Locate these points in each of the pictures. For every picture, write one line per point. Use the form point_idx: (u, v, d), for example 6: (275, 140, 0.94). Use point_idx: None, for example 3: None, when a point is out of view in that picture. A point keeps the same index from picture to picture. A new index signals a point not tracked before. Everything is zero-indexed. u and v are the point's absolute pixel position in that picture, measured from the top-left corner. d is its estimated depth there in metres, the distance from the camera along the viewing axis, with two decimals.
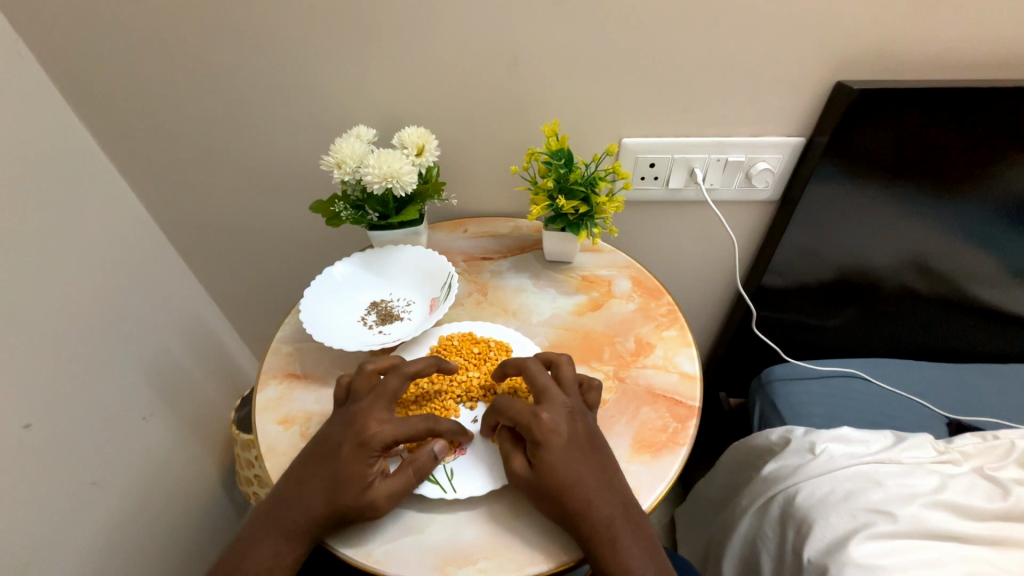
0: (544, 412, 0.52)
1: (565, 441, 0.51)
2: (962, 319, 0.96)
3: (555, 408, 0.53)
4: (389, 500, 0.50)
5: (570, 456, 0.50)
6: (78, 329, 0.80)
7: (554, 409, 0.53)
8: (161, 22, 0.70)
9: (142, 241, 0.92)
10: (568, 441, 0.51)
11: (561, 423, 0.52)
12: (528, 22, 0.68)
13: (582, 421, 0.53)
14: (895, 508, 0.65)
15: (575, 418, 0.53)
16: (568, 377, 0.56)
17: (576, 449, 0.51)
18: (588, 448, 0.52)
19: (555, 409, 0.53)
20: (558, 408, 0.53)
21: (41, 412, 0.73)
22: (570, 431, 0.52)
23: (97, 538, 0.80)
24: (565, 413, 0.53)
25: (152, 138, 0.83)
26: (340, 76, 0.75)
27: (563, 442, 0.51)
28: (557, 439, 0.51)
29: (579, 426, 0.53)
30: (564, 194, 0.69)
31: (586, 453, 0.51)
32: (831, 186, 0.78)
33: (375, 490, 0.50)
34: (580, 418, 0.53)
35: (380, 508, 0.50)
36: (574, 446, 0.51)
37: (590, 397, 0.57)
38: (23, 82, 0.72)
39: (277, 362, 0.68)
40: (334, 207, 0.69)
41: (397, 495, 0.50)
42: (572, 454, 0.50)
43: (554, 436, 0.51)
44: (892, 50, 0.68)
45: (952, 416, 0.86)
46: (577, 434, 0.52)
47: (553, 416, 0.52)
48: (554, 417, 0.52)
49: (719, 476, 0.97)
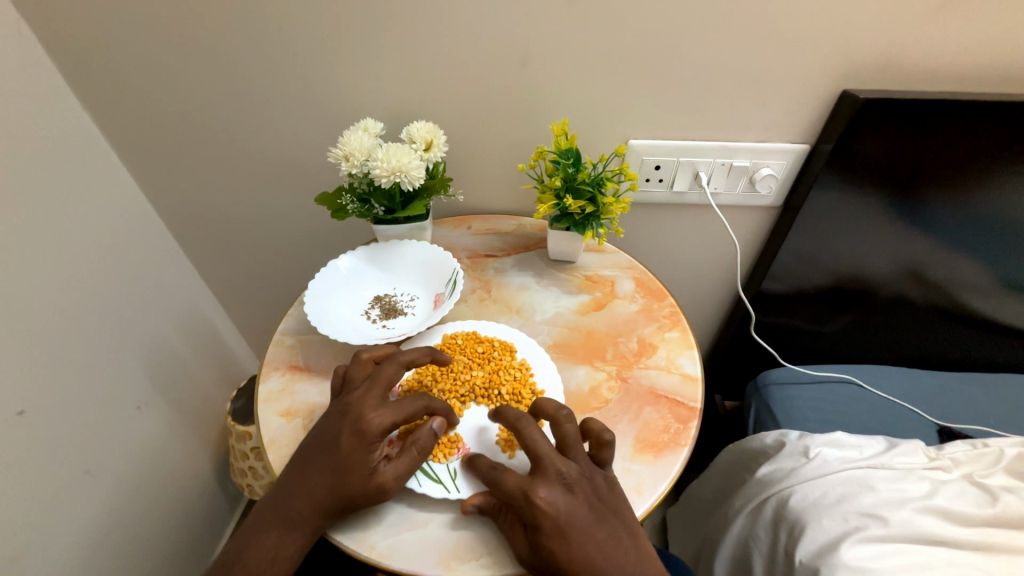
0: (538, 491, 0.48)
1: (563, 524, 0.47)
2: (956, 328, 0.98)
3: (551, 483, 0.48)
4: (396, 481, 0.50)
5: (572, 535, 0.47)
6: (74, 316, 0.79)
7: (550, 485, 0.48)
8: (165, 9, 0.69)
9: (140, 229, 0.91)
10: (568, 519, 0.47)
11: (559, 500, 0.48)
12: (538, 19, 0.68)
13: (584, 492, 0.49)
14: (886, 512, 0.67)
15: (576, 490, 0.49)
16: (569, 437, 0.51)
17: (578, 528, 0.47)
18: (595, 520, 0.48)
19: (551, 484, 0.48)
20: (555, 482, 0.48)
21: (36, 399, 0.72)
22: (569, 507, 0.48)
23: (87, 527, 0.80)
24: (563, 486, 0.48)
25: (156, 127, 0.82)
26: (348, 68, 0.75)
27: (563, 523, 0.47)
28: (555, 520, 0.47)
29: (579, 500, 0.48)
30: (572, 193, 0.69)
31: (592, 528, 0.48)
32: (833, 194, 0.79)
33: (379, 475, 0.50)
34: (580, 488, 0.49)
35: (388, 490, 0.50)
36: (576, 523, 0.47)
37: (601, 454, 0.52)
38: (24, 64, 0.71)
39: (280, 354, 0.68)
40: (342, 200, 0.69)
41: (405, 475, 0.51)
42: (575, 533, 0.47)
43: (552, 518, 0.47)
44: (898, 61, 0.69)
45: (944, 423, 0.87)
46: (578, 509, 0.48)
47: (550, 495, 0.48)
48: (552, 495, 0.48)
49: (713, 477, 0.98)
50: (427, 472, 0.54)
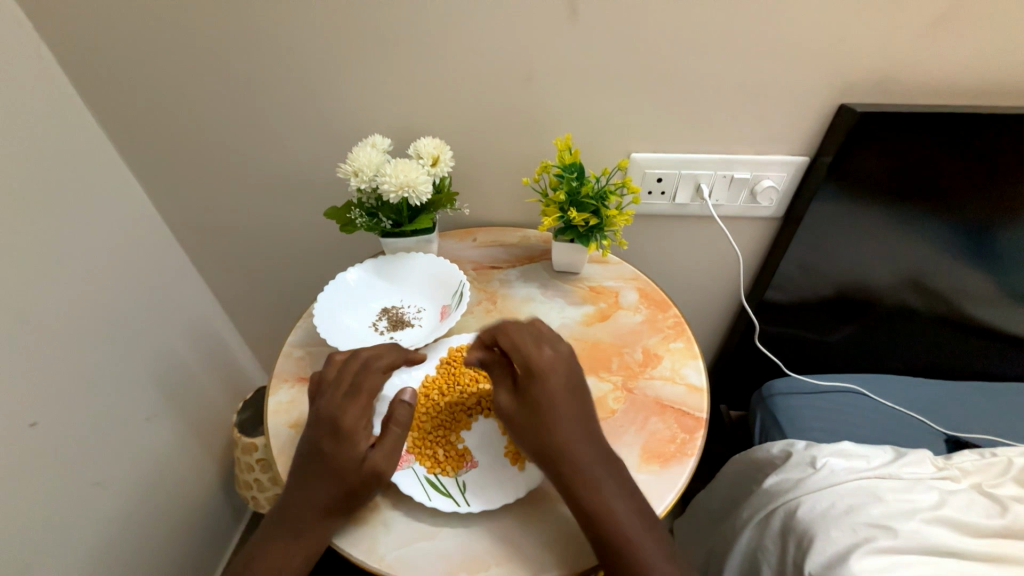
0: (541, 356, 0.55)
1: (554, 389, 0.53)
2: (962, 337, 0.98)
3: (551, 353, 0.55)
4: (388, 460, 0.52)
5: (564, 400, 0.53)
6: (85, 328, 0.80)
7: (550, 354, 0.55)
8: (181, 30, 0.72)
9: (151, 242, 0.92)
10: (564, 386, 0.54)
11: (557, 366, 0.55)
12: (542, 38, 0.70)
13: (574, 368, 0.56)
14: (894, 522, 0.66)
15: (569, 365, 0.56)
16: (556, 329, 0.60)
17: (570, 395, 0.54)
18: (579, 395, 0.54)
19: (552, 355, 0.55)
20: (555, 354, 0.56)
21: (46, 410, 0.73)
22: (565, 375, 0.54)
23: (92, 539, 0.80)
24: (561, 360, 0.55)
25: (169, 143, 0.84)
26: (357, 86, 0.77)
27: (559, 385, 0.53)
28: (555, 382, 0.53)
29: (571, 373, 0.55)
30: (576, 206, 0.70)
31: (576, 401, 0.54)
32: (834, 204, 0.80)
33: (370, 459, 0.52)
34: (571, 364, 0.56)
35: (383, 471, 0.52)
36: (568, 390, 0.54)
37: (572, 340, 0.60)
38: (43, 84, 0.73)
39: (289, 366, 0.68)
40: (351, 214, 0.71)
41: (394, 453, 0.53)
42: (567, 399, 0.53)
43: (550, 380, 0.54)
44: (894, 74, 0.70)
45: (952, 432, 0.87)
46: (570, 379, 0.55)
47: (551, 359, 0.55)
48: (552, 361, 0.55)
49: (720, 488, 0.97)
50: (437, 486, 0.54)
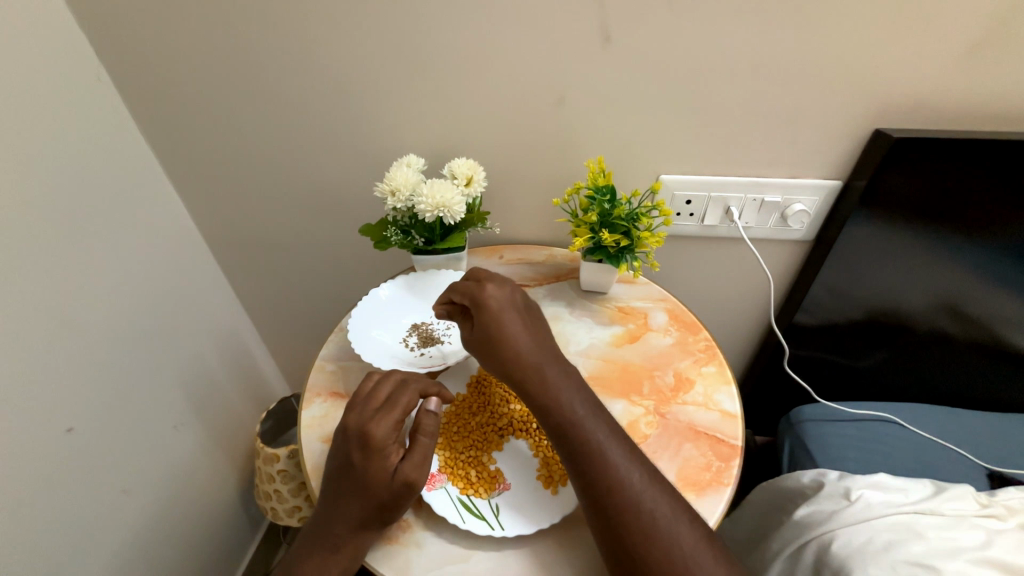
0: (488, 287, 0.60)
1: (498, 311, 0.58)
2: (1003, 366, 0.94)
3: (495, 283, 0.61)
4: (419, 472, 0.52)
5: (508, 319, 0.57)
6: (123, 336, 0.82)
7: (496, 285, 0.61)
8: (229, 54, 0.75)
9: (187, 253, 0.95)
10: (507, 308, 0.58)
11: (499, 292, 0.60)
12: (575, 64, 0.72)
13: (518, 294, 0.61)
14: (937, 562, 0.63)
15: (513, 293, 0.61)
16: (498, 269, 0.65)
17: (514, 315, 0.58)
18: (526, 319, 0.59)
19: (497, 284, 0.61)
20: (499, 283, 0.61)
21: (83, 416, 0.75)
22: (508, 299, 0.59)
23: (118, 546, 0.81)
24: (504, 288, 0.61)
25: (211, 160, 0.87)
26: (393, 108, 0.79)
27: (501, 307, 0.58)
28: (497, 305, 0.58)
29: (517, 299, 0.60)
30: (607, 227, 0.70)
31: (523, 320, 0.58)
32: (868, 229, 0.79)
33: (400, 472, 0.52)
34: (515, 292, 0.61)
35: (414, 484, 0.52)
36: (513, 312, 0.58)
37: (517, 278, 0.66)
38: (98, 103, 0.77)
39: (321, 380, 0.69)
40: (385, 232, 0.72)
41: (424, 464, 0.52)
42: (511, 318, 0.58)
43: (492, 303, 0.58)
44: (931, 101, 0.70)
45: (995, 467, 0.83)
46: (515, 302, 0.60)
47: (493, 287, 0.60)
48: (495, 288, 0.60)
49: (747, 517, 0.94)
50: (470, 508, 0.54)
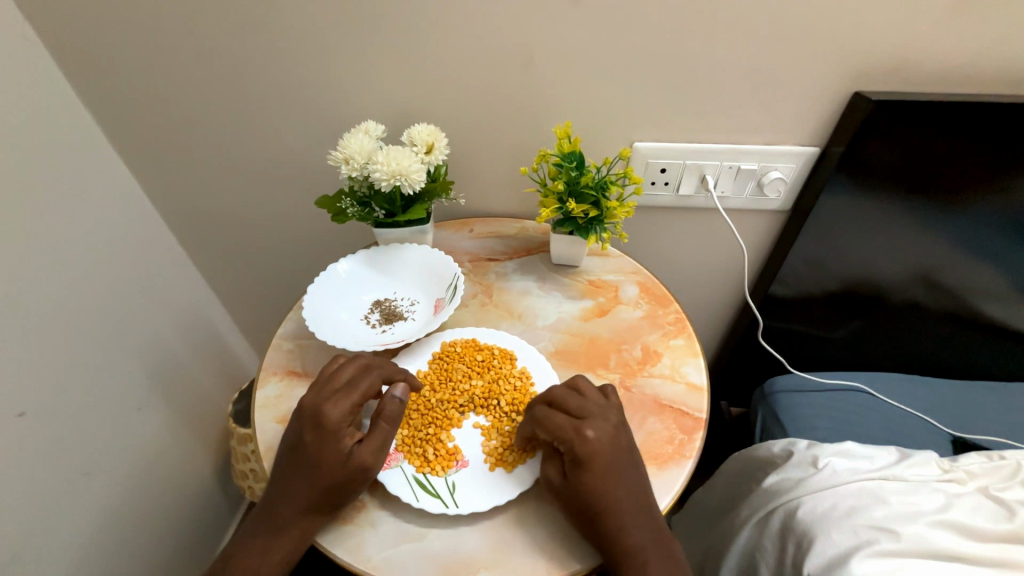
0: (588, 431, 0.51)
1: (599, 462, 0.50)
2: (971, 334, 0.95)
3: (597, 423, 0.51)
4: (373, 456, 0.51)
5: (613, 470, 0.50)
6: (74, 317, 0.79)
7: (598, 426, 0.51)
8: (166, 9, 0.69)
9: (142, 229, 0.90)
10: (612, 456, 0.50)
11: (604, 440, 0.51)
12: (542, 22, 0.67)
13: (623, 435, 0.53)
14: (898, 525, 0.65)
15: (619, 433, 0.52)
16: (595, 390, 0.55)
17: (618, 462, 0.51)
18: (628, 462, 0.51)
19: (598, 424, 0.51)
20: (600, 423, 0.52)
21: (35, 400, 0.72)
22: (612, 442, 0.51)
23: (83, 529, 0.79)
24: (608, 427, 0.52)
25: (158, 129, 0.82)
26: (350, 70, 0.74)
27: (606, 462, 0.50)
28: (602, 455, 0.50)
29: (621, 440, 0.52)
30: (575, 197, 0.68)
31: (627, 466, 0.51)
32: (844, 197, 0.77)
33: (353, 456, 0.50)
34: (621, 432, 0.52)
35: (366, 468, 0.50)
36: (616, 462, 0.50)
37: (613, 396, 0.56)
38: (26, 65, 0.71)
39: (278, 360, 0.67)
40: (342, 203, 0.69)
41: (379, 449, 0.51)
42: (614, 464, 0.50)
43: (597, 457, 0.50)
44: (913, 61, 0.67)
45: (958, 433, 0.85)
46: (619, 450, 0.51)
47: (595, 433, 0.51)
48: (598, 433, 0.51)
49: (718, 485, 0.95)
50: (425, 486, 0.53)
